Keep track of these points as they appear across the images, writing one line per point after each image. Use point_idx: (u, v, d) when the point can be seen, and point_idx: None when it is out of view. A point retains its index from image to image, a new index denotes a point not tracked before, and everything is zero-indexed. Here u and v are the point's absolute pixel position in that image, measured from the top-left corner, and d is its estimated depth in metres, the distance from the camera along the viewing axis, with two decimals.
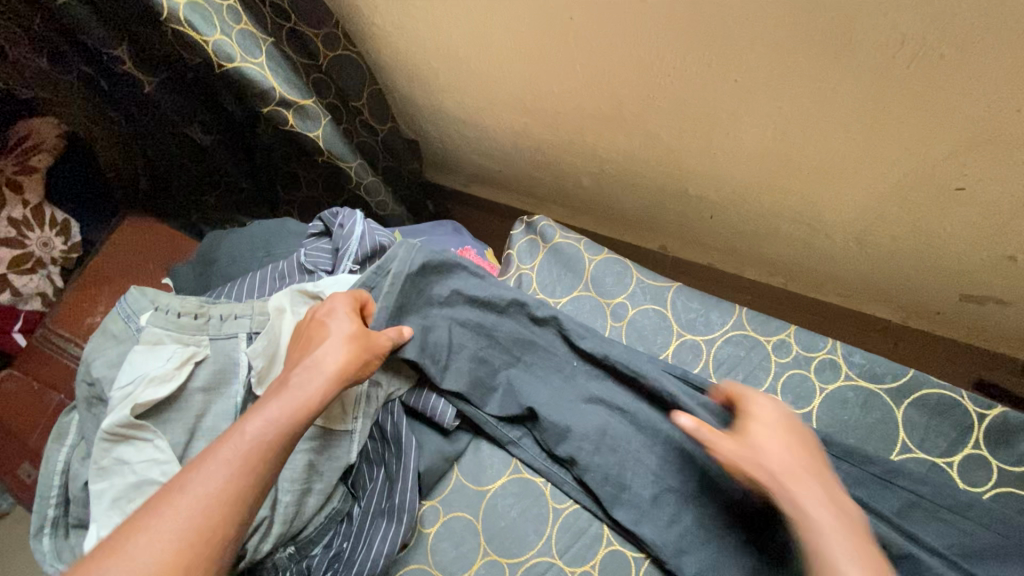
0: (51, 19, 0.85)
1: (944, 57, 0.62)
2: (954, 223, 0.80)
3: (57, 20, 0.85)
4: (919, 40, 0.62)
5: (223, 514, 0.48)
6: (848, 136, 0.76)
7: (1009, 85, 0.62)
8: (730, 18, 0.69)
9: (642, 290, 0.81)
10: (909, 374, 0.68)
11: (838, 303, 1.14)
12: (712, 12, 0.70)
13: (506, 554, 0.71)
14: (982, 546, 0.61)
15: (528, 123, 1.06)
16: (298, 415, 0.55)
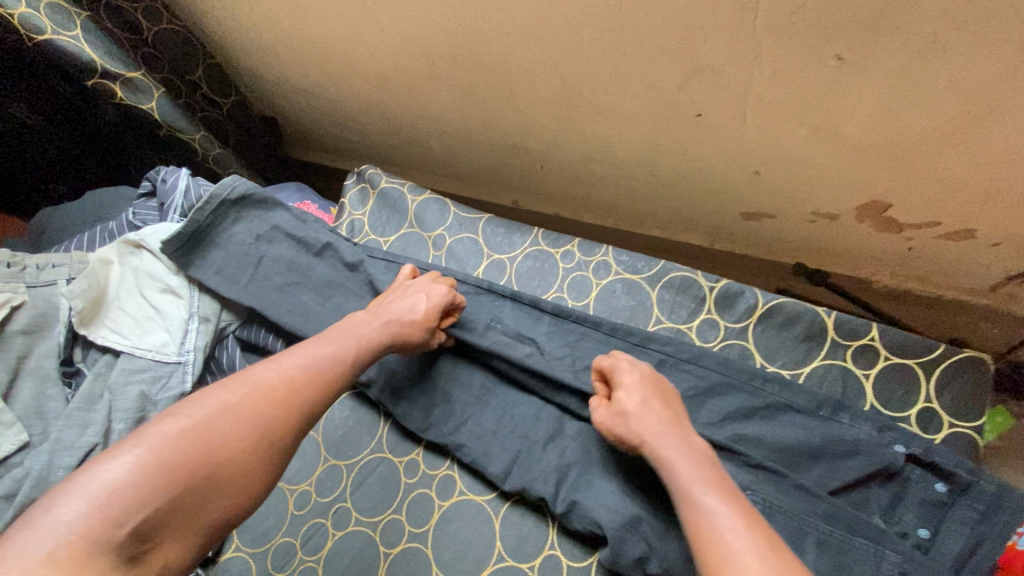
0: None
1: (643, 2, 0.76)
2: (707, 145, 0.98)
3: None
4: None
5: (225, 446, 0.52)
6: (606, 77, 0.91)
7: (692, 25, 0.77)
8: None
9: (457, 222, 0.93)
10: (659, 264, 0.84)
11: (661, 236, 1.32)
12: None
13: (344, 458, 0.81)
14: (711, 384, 0.76)
15: (364, 89, 1.15)
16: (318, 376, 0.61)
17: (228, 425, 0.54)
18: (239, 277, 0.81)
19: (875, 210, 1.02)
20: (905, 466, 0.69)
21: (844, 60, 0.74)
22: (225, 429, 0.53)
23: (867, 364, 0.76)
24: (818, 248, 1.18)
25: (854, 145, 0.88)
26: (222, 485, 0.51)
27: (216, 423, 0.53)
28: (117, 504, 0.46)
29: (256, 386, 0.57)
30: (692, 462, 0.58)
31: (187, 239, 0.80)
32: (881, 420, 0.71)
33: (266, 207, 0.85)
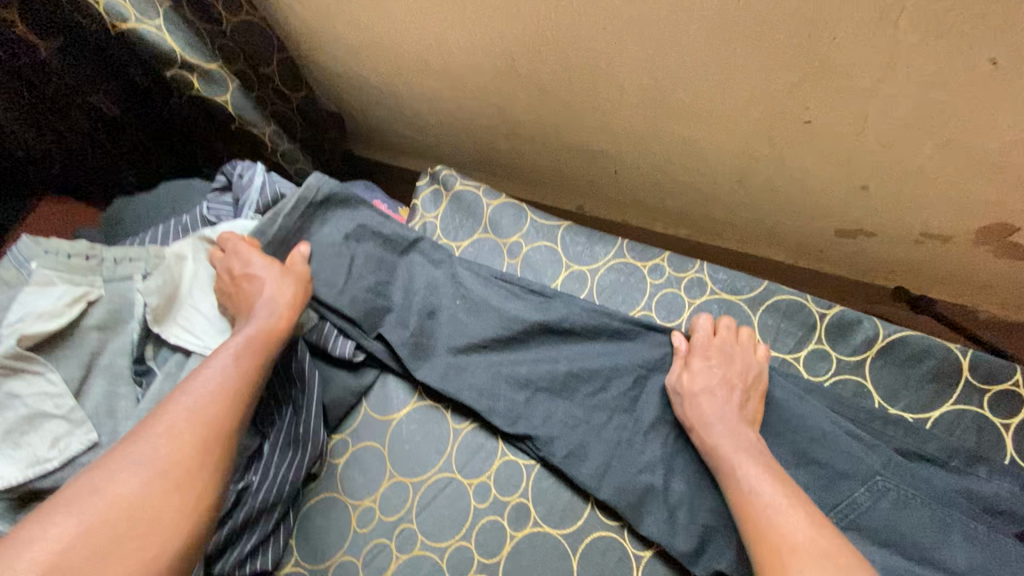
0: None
1: None
2: (811, 155, 0.89)
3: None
4: None
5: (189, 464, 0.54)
6: (707, 77, 0.83)
7: (817, 18, 0.69)
8: None
9: (535, 229, 0.85)
10: (763, 285, 0.76)
11: (737, 250, 1.23)
12: None
13: (409, 474, 0.75)
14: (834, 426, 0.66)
15: (436, 86, 1.11)
16: (233, 385, 0.61)
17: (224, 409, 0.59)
18: (336, 281, 0.80)
19: (999, 233, 0.90)
20: None
21: (1001, 64, 0.65)
22: (218, 407, 0.59)
23: (1008, 413, 0.65)
24: (920, 273, 1.07)
25: (990, 162, 0.78)
26: (188, 487, 0.53)
27: (206, 403, 0.58)
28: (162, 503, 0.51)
29: (216, 381, 0.61)
30: (755, 458, 0.62)
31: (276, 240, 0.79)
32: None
33: (352, 204, 0.82)
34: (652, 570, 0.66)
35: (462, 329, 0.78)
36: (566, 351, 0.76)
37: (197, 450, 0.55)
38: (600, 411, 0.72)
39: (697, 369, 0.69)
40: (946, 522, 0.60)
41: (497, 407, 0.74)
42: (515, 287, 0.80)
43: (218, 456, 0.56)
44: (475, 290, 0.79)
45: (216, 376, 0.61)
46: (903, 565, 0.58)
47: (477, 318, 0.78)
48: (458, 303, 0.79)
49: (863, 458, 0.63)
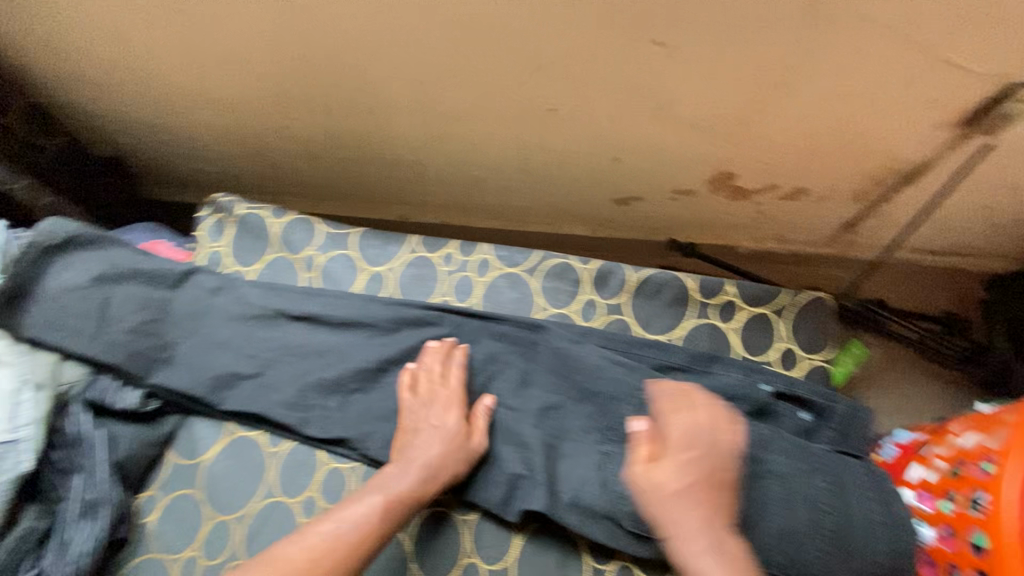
0: None
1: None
2: (566, 137, 1.02)
3: None
4: None
5: None
6: (457, 79, 0.91)
7: (520, 21, 0.78)
8: None
9: (326, 240, 0.87)
10: (537, 254, 0.85)
11: (546, 232, 1.36)
12: None
13: (230, 510, 0.73)
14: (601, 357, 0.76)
15: (213, 114, 1.07)
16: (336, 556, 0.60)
17: (398, 502, 0.65)
18: (99, 325, 0.76)
19: (724, 180, 1.11)
20: (773, 401, 0.74)
21: (661, 46, 0.79)
22: None
23: (730, 316, 0.80)
24: (687, 224, 1.27)
25: (695, 125, 0.95)
26: None
27: None
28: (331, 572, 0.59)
29: (334, 537, 0.61)
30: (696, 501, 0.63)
31: (5, 297, 0.73)
32: (756, 372, 0.76)
33: (103, 245, 0.79)
34: (482, 527, 0.71)
35: (257, 347, 0.79)
36: (367, 347, 0.79)
37: None
38: None
39: (690, 470, 0.64)
40: None
41: (310, 417, 0.75)
42: (293, 293, 0.83)
43: None
44: (267, 307, 0.81)
45: (363, 510, 0.64)
46: (662, 458, 0.69)
47: (271, 337, 0.80)
48: (249, 322, 0.81)
49: (622, 380, 0.74)
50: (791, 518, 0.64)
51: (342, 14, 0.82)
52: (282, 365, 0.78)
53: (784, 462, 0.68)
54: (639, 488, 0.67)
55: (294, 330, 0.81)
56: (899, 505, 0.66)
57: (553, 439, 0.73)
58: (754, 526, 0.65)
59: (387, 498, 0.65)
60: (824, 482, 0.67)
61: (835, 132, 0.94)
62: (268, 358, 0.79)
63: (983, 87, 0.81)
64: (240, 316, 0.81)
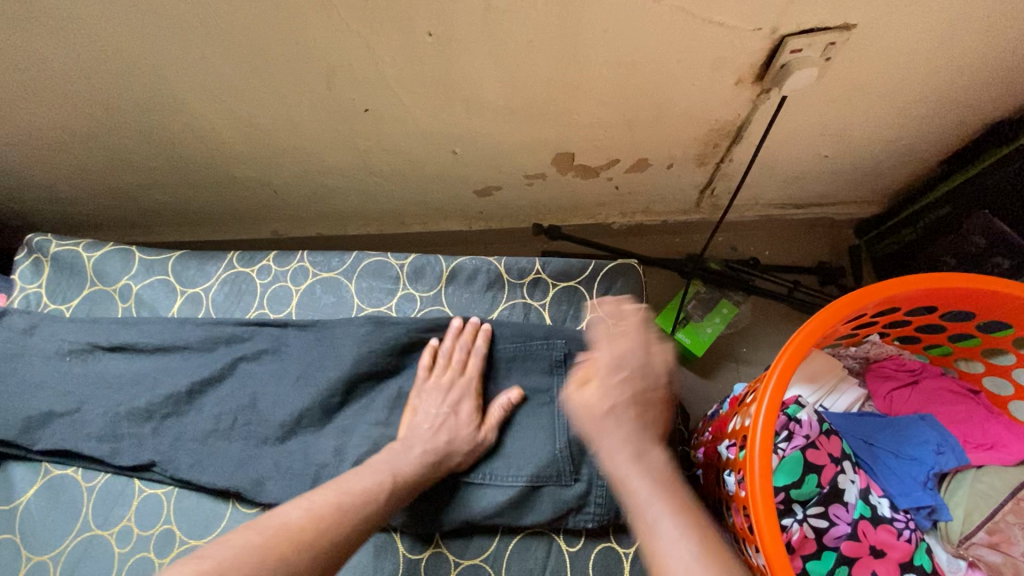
0: None
1: (228, 10, 0.75)
2: (394, 136, 1.02)
3: None
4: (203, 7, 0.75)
5: None
6: (261, 91, 0.90)
7: (288, 28, 0.78)
8: (72, 17, 0.76)
9: (143, 268, 0.87)
10: (353, 256, 0.86)
11: (424, 230, 1.38)
12: (51, 12, 0.75)
13: (46, 550, 0.72)
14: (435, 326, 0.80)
15: (39, 155, 1.05)
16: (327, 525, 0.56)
17: (362, 493, 0.60)
18: None
19: (567, 161, 1.12)
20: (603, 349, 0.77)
21: (436, 36, 0.79)
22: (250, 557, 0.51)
23: (542, 293, 0.82)
24: (552, 207, 1.28)
25: (509, 111, 0.96)
26: None
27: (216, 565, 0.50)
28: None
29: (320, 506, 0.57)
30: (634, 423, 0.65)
31: None
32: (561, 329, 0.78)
33: None
34: None
35: (66, 383, 0.78)
36: (182, 371, 0.78)
37: None
38: (221, 414, 0.76)
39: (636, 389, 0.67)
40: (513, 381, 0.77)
41: (121, 447, 0.75)
42: (108, 325, 0.81)
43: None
44: (78, 342, 0.80)
45: (363, 485, 0.61)
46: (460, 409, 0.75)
47: (84, 372, 0.79)
48: (62, 359, 0.79)
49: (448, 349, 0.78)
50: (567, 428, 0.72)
51: (116, 40, 0.80)
52: (95, 398, 0.78)
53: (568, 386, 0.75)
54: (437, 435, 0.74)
55: (111, 361, 0.80)
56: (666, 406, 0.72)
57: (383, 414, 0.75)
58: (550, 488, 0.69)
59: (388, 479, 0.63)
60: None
61: (647, 105, 0.95)
62: (81, 395, 0.78)
63: (762, 43, 0.80)
64: (51, 355, 0.80)
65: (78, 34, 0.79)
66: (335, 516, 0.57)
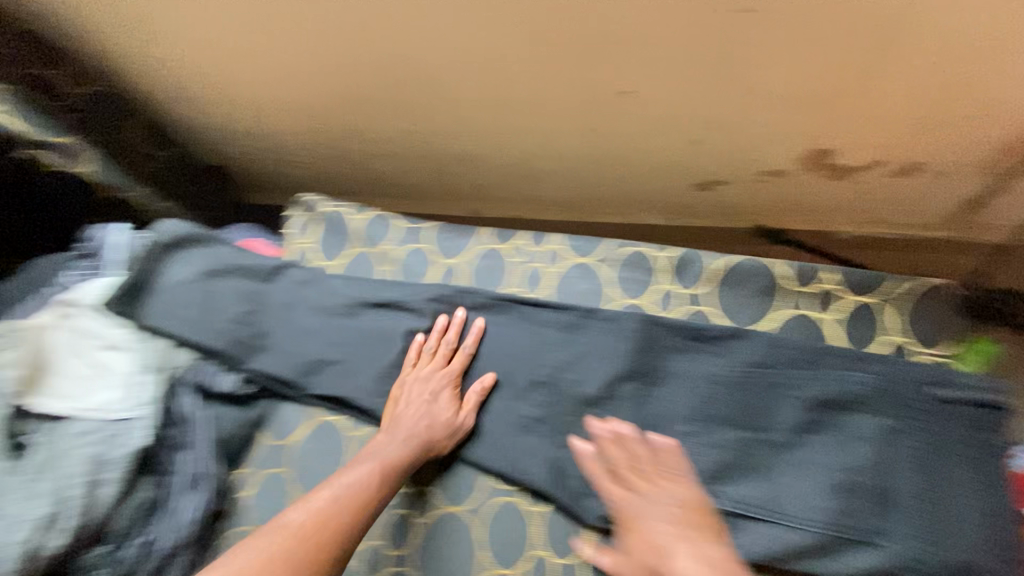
0: None
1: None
2: (640, 121, 0.98)
3: None
4: None
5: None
6: (527, 68, 0.90)
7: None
8: None
9: (404, 234, 0.92)
10: (609, 244, 0.83)
11: (619, 220, 1.33)
12: None
13: (316, 490, 0.78)
14: (716, 333, 0.74)
15: (297, 120, 1.14)
16: (355, 503, 0.65)
17: (359, 488, 0.66)
18: (199, 315, 0.81)
19: (818, 158, 1.02)
20: (928, 390, 0.67)
21: (751, 13, 0.75)
22: (317, 531, 0.62)
23: (825, 306, 0.75)
24: (772, 208, 1.18)
25: (783, 99, 0.89)
26: None
27: (282, 533, 0.61)
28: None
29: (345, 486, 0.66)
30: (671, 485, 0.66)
31: (124, 291, 0.80)
32: (869, 360, 0.69)
33: (208, 244, 0.86)
34: (554, 517, 0.71)
35: (339, 336, 0.83)
36: (448, 338, 0.81)
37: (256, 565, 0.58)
38: (480, 388, 0.77)
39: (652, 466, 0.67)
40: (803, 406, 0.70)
41: (388, 404, 0.78)
42: (378, 289, 0.85)
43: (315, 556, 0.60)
44: (351, 299, 0.85)
45: (361, 473, 0.67)
46: (748, 438, 0.70)
47: (354, 327, 0.83)
48: (336, 313, 0.84)
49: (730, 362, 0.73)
50: (881, 475, 0.65)
51: (417, 12, 0.83)
52: (365, 352, 0.81)
53: (870, 428, 0.67)
54: (725, 462, 0.69)
55: (380, 320, 0.84)
56: (995, 465, 0.64)
57: (653, 419, 0.72)
58: (839, 535, 0.64)
59: (385, 464, 0.69)
60: (914, 443, 0.66)
61: (953, 94, 0.84)
62: (353, 349, 0.82)
63: None
64: (325, 307, 0.85)
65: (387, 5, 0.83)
66: (352, 499, 0.65)
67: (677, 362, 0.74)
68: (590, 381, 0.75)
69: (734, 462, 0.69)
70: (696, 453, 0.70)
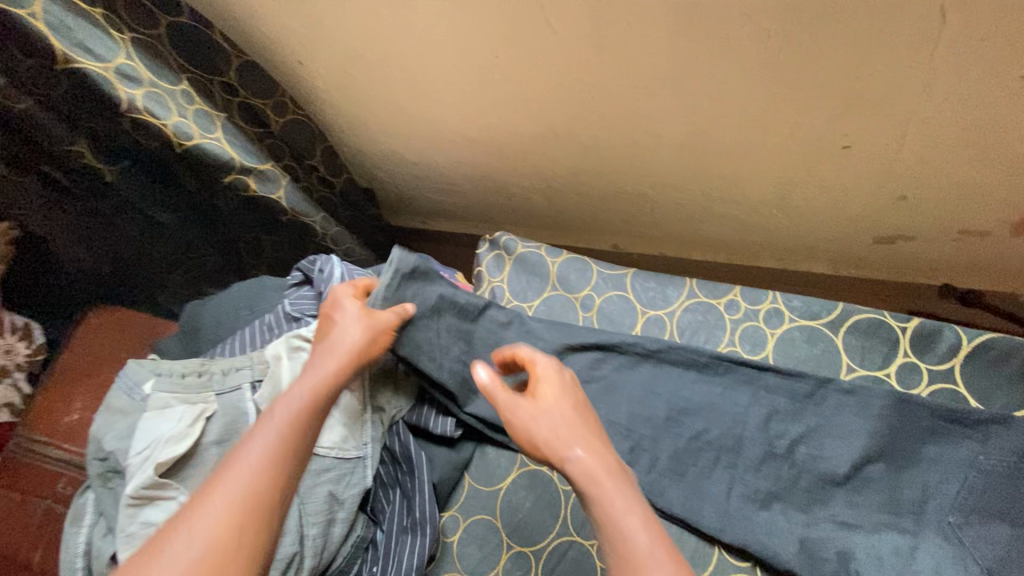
0: (54, 110, 0.85)
1: (804, 41, 0.73)
2: (848, 174, 0.94)
3: (60, 113, 0.86)
4: (781, 34, 0.73)
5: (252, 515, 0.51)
6: (746, 118, 0.88)
7: (853, 57, 0.74)
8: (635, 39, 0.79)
9: (603, 280, 0.90)
10: (840, 308, 0.79)
11: (776, 266, 1.26)
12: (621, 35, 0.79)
13: (529, 543, 0.76)
14: (982, 416, 0.68)
15: (470, 154, 1.14)
16: (278, 453, 0.55)
17: (275, 445, 0.55)
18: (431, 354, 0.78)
19: None
20: None
21: None
22: (273, 460, 0.54)
23: None
24: (960, 268, 1.10)
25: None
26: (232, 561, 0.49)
27: (261, 456, 0.54)
28: (228, 571, 0.48)
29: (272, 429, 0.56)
30: (569, 415, 0.61)
31: None
32: None
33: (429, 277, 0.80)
34: None
35: None
36: (667, 395, 0.78)
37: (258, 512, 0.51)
38: (705, 452, 0.74)
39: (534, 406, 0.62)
40: None
41: None
42: (589, 334, 0.82)
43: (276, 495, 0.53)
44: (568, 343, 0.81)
45: (283, 421, 0.57)
46: None
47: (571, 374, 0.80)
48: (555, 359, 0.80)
49: (1000, 448, 0.67)
50: None
51: (651, 63, 0.82)
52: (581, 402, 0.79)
53: None
54: (1006, 560, 0.64)
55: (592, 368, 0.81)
56: None
57: (910, 503, 0.68)
58: None
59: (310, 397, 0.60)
60: None
61: None
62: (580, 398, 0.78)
63: None
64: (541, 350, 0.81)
65: (622, 55, 0.82)
66: (280, 464, 0.54)
67: (934, 445, 0.69)
68: (833, 458, 0.71)
69: (1017, 561, 0.63)
70: (970, 546, 0.65)
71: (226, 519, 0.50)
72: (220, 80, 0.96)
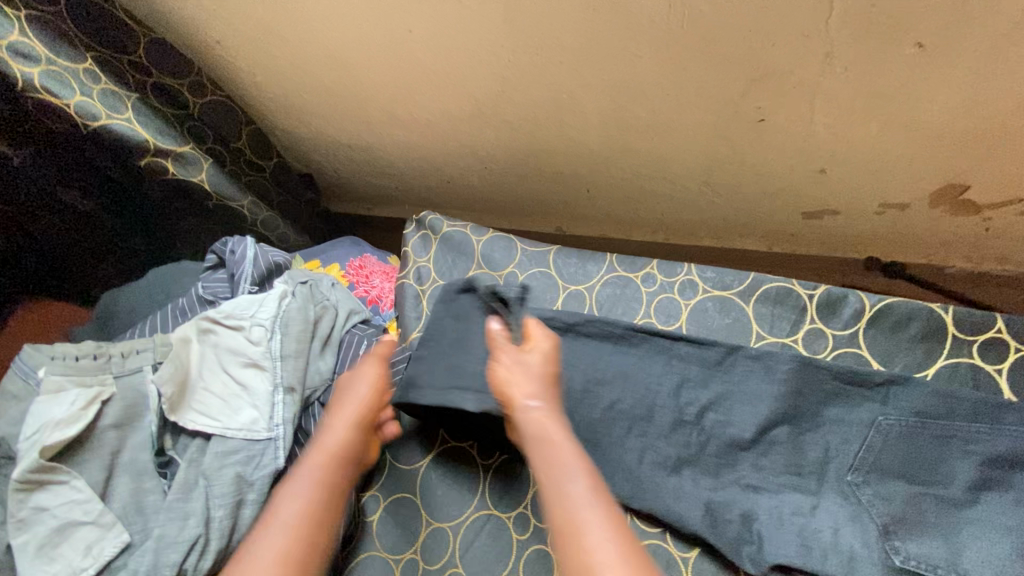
0: None
1: (707, 13, 0.74)
2: (767, 148, 0.95)
3: None
4: (684, 4, 0.74)
5: (303, 545, 0.57)
6: (664, 93, 0.89)
7: (754, 29, 0.75)
8: (544, 12, 0.79)
9: (527, 257, 0.90)
10: (751, 277, 0.80)
11: (714, 245, 1.27)
12: (530, 7, 0.78)
13: (447, 518, 0.76)
14: (879, 379, 0.70)
15: (403, 135, 1.13)
16: (323, 488, 0.61)
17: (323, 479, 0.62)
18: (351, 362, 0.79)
19: (952, 193, 0.97)
20: None
21: (925, 46, 0.72)
22: (323, 495, 0.61)
23: (996, 357, 0.70)
24: (884, 240, 1.13)
25: (931, 135, 0.86)
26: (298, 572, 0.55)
27: (314, 491, 0.61)
28: None
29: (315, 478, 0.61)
30: (531, 376, 0.68)
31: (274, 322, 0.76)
32: None
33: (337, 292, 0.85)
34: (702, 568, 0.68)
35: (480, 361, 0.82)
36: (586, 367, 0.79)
37: (305, 540, 0.57)
38: (619, 423, 0.75)
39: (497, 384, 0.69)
40: (986, 462, 0.64)
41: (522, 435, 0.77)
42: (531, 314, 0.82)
43: (322, 526, 0.59)
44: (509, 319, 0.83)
45: (330, 465, 0.63)
46: (923, 491, 0.66)
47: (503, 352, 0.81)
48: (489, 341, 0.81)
49: (895, 408, 0.69)
50: None
51: (564, 36, 0.82)
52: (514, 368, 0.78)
53: None
54: (900, 517, 0.65)
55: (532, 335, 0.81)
56: None
57: (812, 465, 0.70)
58: None
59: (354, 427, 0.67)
60: None
61: None
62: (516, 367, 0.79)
63: None
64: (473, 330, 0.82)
65: (535, 29, 0.82)
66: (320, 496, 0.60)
67: (835, 408, 0.71)
68: (741, 424, 0.72)
69: (911, 517, 0.65)
70: (866, 504, 0.67)
71: (284, 550, 0.55)
72: (130, 58, 0.92)
